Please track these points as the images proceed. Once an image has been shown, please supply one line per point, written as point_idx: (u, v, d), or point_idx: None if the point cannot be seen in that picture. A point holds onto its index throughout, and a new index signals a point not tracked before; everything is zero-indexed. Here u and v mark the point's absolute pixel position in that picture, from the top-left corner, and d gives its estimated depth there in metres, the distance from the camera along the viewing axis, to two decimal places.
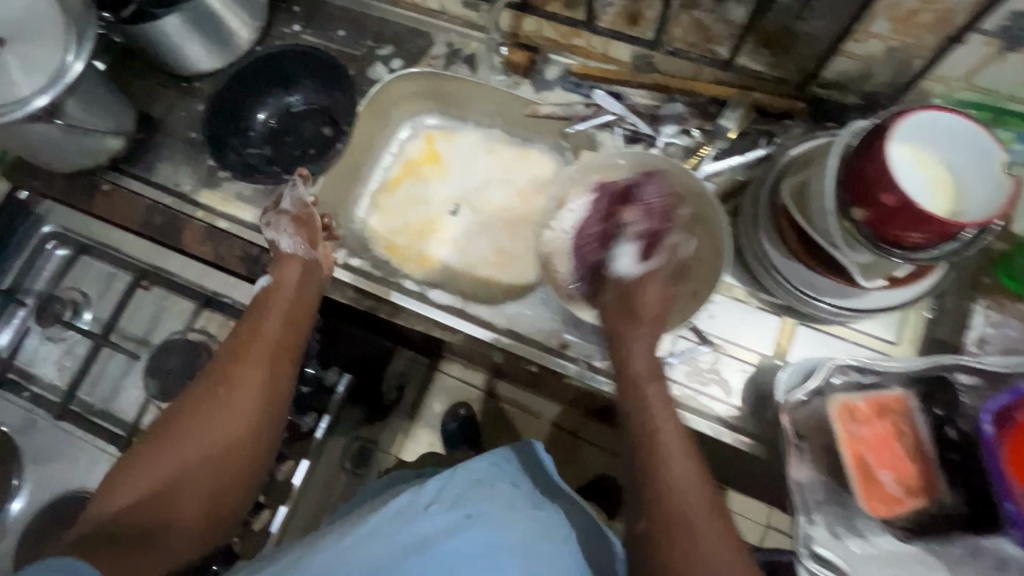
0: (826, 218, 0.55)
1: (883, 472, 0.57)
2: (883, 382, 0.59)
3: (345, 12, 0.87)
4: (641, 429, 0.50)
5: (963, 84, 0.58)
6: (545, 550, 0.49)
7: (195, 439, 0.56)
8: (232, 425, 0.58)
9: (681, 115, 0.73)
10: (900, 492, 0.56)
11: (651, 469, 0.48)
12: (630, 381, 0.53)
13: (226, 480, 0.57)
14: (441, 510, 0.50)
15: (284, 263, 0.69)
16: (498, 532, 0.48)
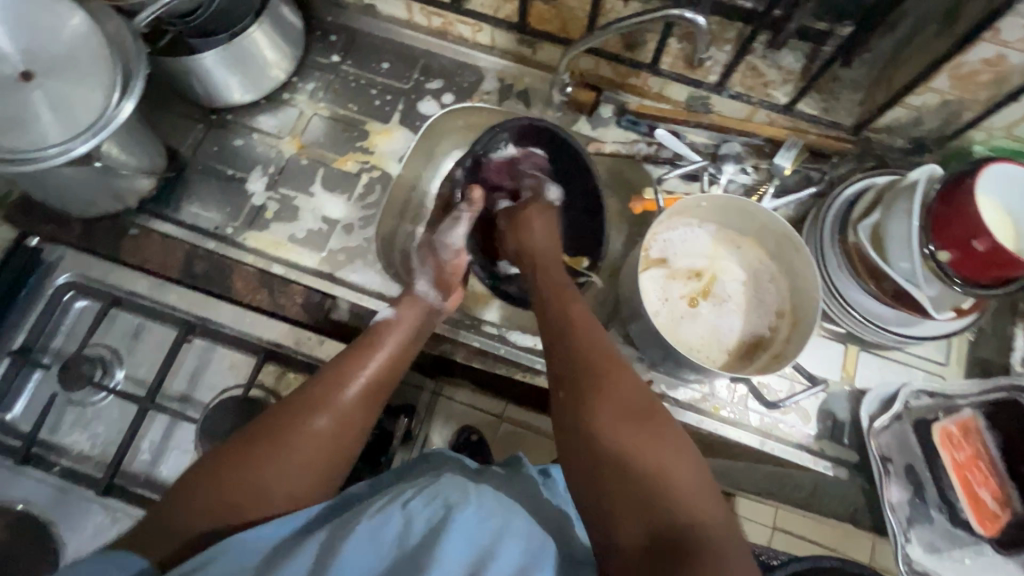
0: (909, 258, 0.60)
1: (979, 490, 0.63)
2: (959, 404, 0.65)
3: (389, 43, 0.85)
4: (608, 443, 0.46)
5: (1002, 133, 0.66)
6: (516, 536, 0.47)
7: (296, 460, 0.50)
8: (324, 443, 0.52)
9: (738, 154, 0.76)
10: (995, 506, 0.63)
11: (601, 384, 0.50)
12: (550, 306, 0.60)
13: (301, 493, 0.51)
14: (421, 505, 0.48)
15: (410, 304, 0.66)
16: (477, 517, 0.47)
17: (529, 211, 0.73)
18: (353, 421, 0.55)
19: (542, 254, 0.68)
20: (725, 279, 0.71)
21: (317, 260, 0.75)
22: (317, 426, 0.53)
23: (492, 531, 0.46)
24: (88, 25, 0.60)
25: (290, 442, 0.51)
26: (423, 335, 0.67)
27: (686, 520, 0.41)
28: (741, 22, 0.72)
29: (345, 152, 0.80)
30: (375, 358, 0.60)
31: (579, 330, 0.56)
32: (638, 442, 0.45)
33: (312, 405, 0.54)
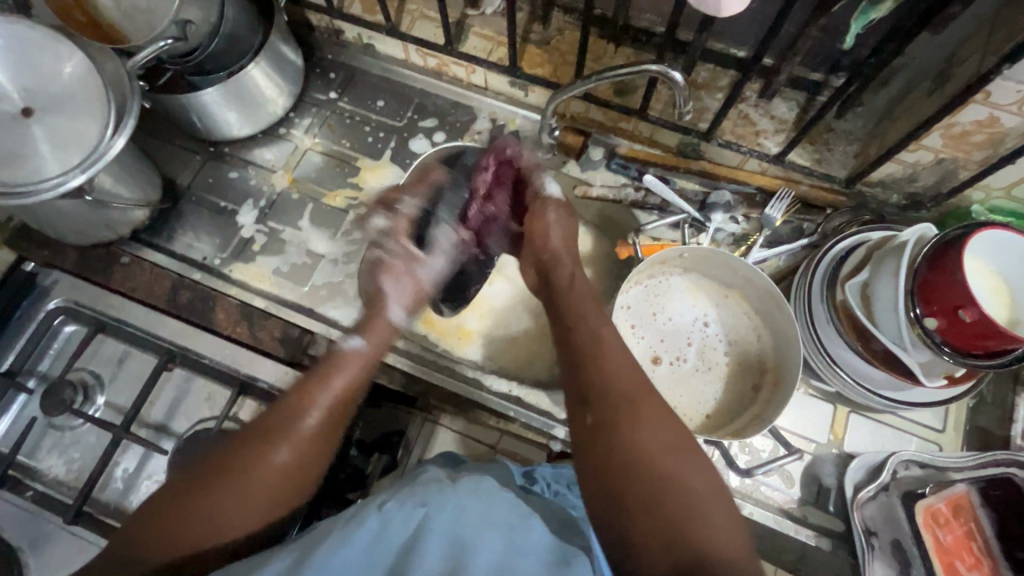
0: (896, 321, 0.58)
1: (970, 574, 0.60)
2: (956, 480, 0.61)
3: (385, 82, 0.86)
4: (643, 449, 0.47)
5: (999, 194, 0.64)
6: (500, 526, 0.46)
7: (237, 488, 0.51)
8: (271, 483, 0.52)
9: (728, 203, 0.74)
10: None
11: (623, 425, 0.49)
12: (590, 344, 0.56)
13: (249, 519, 0.51)
14: (398, 508, 0.46)
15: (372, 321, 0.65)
16: (453, 511, 0.46)
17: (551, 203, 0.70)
18: (304, 450, 0.54)
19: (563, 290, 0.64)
20: (706, 332, 0.70)
21: (303, 295, 0.76)
22: (268, 463, 0.52)
23: (465, 526, 0.45)
24: (87, 68, 0.62)
25: (237, 478, 0.51)
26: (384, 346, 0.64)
27: (713, 549, 0.42)
28: (734, 70, 0.71)
29: (335, 188, 0.81)
30: (329, 382, 0.59)
31: (604, 360, 0.54)
32: (670, 476, 0.46)
33: (268, 441, 0.53)
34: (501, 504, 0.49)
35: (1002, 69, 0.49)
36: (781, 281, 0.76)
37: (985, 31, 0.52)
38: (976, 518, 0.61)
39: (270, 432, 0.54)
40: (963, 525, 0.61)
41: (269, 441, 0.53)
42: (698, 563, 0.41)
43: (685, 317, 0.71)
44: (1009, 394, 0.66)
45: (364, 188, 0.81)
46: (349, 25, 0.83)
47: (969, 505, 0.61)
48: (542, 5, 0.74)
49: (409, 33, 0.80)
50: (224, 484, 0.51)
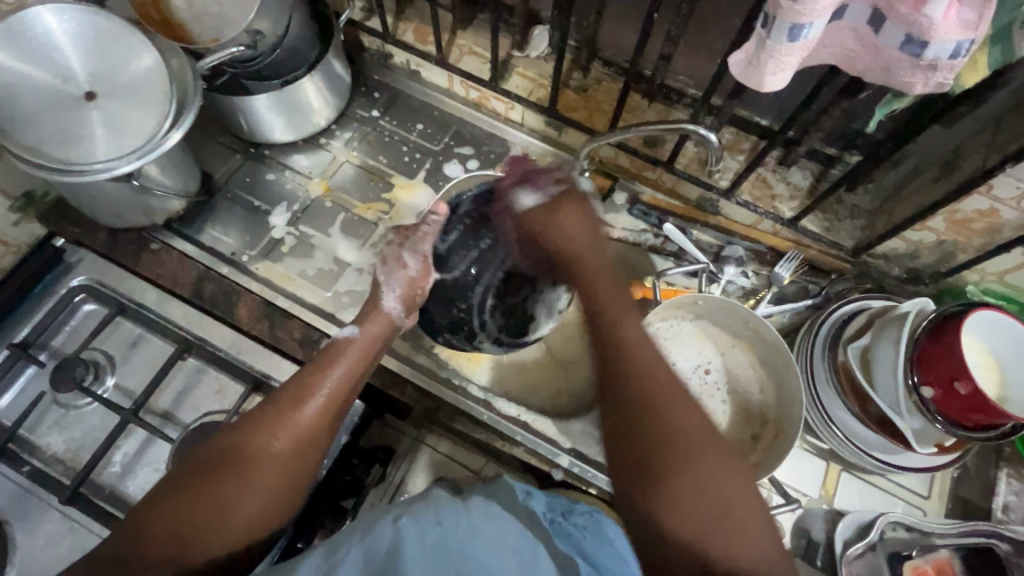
0: (893, 386, 0.62)
1: None
2: (937, 544, 0.64)
3: (426, 107, 0.90)
4: (646, 410, 0.52)
5: (994, 278, 0.68)
6: (514, 554, 0.49)
7: (238, 485, 0.52)
8: (276, 469, 0.54)
9: (741, 257, 0.78)
10: None
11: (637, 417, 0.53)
12: (646, 401, 0.53)
13: (255, 513, 0.52)
14: (412, 523, 0.50)
15: (372, 318, 0.68)
16: (466, 533, 0.50)
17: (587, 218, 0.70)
18: (303, 443, 0.57)
19: (611, 340, 0.58)
20: (712, 378, 0.73)
21: (325, 300, 0.78)
22: (268, 457, 0.55)
23: (482, 547, 0.49)
24: (156, 64, 0.65)
25: (232, 477, 0.52)
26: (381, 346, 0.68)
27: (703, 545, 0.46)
28: (756, 136, 0.77)
29: (367, 201, 0.84)
30: (330, 376, 0.61)
31: (668, 418, 0.52)
32: (677, 472, 0.49)
33: (261, 434, 0.55)
34: (513, 530, 0.52)
35: (1004, 167, 0.55)
36: (785, 336, 0.79)
37: (989, 131, 0.58)
38: None
39: (269, 424, 0.56)
40: None
41: (269, 437, 0.55)
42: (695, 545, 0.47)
43: (692, 359, 0.74)
44: (993, 468, 0.69)
45: (395, 204, 0.84)
46: (399, 51, 0.88)
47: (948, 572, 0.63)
48: (585, 57, 0.80)
49: (456, 65, 0.85)
50: (224, 482, 0.52)
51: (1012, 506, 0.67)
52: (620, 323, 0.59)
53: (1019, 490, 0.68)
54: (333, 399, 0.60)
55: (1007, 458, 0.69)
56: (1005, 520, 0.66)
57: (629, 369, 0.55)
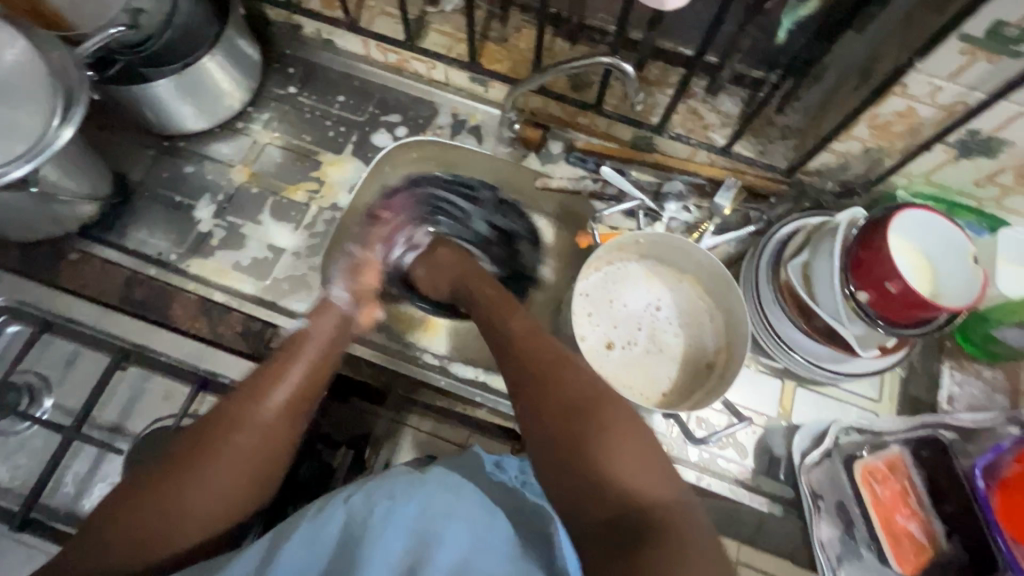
0: (831, 296, 0.63)
1: (908, 527, 0.63)
2: (885, 441, 0.67)
3: (345, 78, 0.86)
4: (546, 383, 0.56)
5: (921, 179, 0.69)
6: (468, 524, 0.49)
7: (215, 475, 0.51)
8: (250, 460, 0.53)
9: (681, 192, 0.78)
10: (922, 542, 0.63)
11: (541, 385, 0.56)
12: (542, 375, 0.56)
13: (233, 502, 0.52)
14: (364, 498, 0.49)
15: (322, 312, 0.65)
16: (420, 503, 0.49)
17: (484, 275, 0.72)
18: (278, 432, 0.55)
19: (520, 360, 0.58)
20: (663, 315, 0.74)
21: (264, 289, 0.75)
22: (238, 452, 0.53)
23: (433, 519, 0.48)
24: (35, 59, 0.60)
25: (210, 467, 0.51)
26: (342, 342, 0.65)
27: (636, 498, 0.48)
28: (681, 68, 0.76)
29: (296, 182, 0.81)
30: (298, 369, 0.59)
31: (551, 391, 0.55)
32: (590, 439, 0.51)
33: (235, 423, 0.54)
34: (470, 498, 0.51)
35: (914, 63, 0.55)
36: (732, 265, 0.80)
37: (899, 30, 0.58)
38: (902, 483, 0.65)
39: (244, 413, 0.55)
40: (894, 481, 0.65)
41: (243, 427, 0.54)
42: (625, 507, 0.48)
43: (642, 299, 0.74)
44: (937, 363, 0.71)
45: (325, 181, 0.81)
46: (308, 20, 0.83)
47: (897, 466, 0.66)
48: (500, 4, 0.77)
49: (369, 28, 0.81)
50: (198, 471, 0.51)
51: (956, 397, 0.70)
52: (506, 322, 0.63)
53: (960, 380, 0.70)
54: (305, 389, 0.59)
55: (949, 352, 0.71)
56: (951, 411, 0.69)
57: (538, 371, 0.57)
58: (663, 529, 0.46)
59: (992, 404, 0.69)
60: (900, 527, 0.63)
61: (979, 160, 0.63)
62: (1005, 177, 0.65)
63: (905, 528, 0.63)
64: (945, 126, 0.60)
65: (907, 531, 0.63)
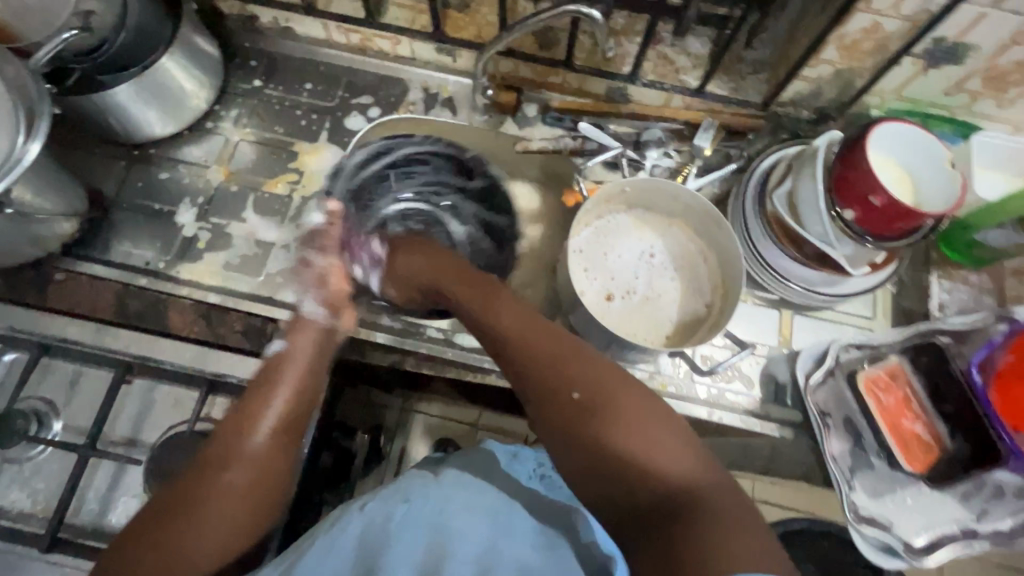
0: (819, 221, 0.64)
1: (916, 428, 0.66)
2: (882, 353, 0.69)
3: (311, 64, 0.85)
4: (554, 374, 0.56)
5: (893, 96, 0.70)
6: (483, 514, 0.52)
7: (205, 522, 0.50)
8: (240, 501, 0.53)
9: (660, 138, 0.78)
10: (931, 440, 0.66)
11: (546, 372, 0.57)
12: (542, 362, 0.57)
13: (228, 544, 0.51)
14: (379, 504, 0.53)
15: (300, 330, 0.65)
16: (435, 502, 0.52)
17: (466, 270, 0.70)
18: (265, 467, 0.55)
19: (507, 349, 0.60)
20: (657, 261, 0.75)
21: (258, 285, 0.74)
22: (225, 490, 0.52)
23: (451, 517, 0.51)
24: None
25: (199, 515, 0.50)
26: (327, 355, 0.65)
27: (671, 481, 0.49)
28: None
29: (275, 175, 0.80)
30: (279, 396, 0.59)
31: (559, 371, 0.56)
32: (613, 429, 0.52)
33: (219, 466, 0.53)
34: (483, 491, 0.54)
35: None
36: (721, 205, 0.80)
37: None
38: (905, 390, 0.67)
39: (224, 457, 0.54)
40: (896, 388, 0.67)
41: (225, 471, 0.53)
42: (658, 496, 0.49)
43: (635, 248, 0.75)
44: (925, 274, 0.73)
45: (305, 170, 0.80)
46: (264, 10, 0.81)
47: (896, 374, 0.68)
48: None
49: (328, 9, 0.80)
50: (186, 522, 0.50)
51: (946, 303, 0.72)
52: (491, 298, 0.64)
53: (948, 287, 0.72)
54: (285, 419, 0.58)
55: (935, 262, 0.73)
56: (943, 317, 0.72)
57: (539, 355, 0.58)
58: (702, 508, 0.46)
59: (981, 306, 0.72)
60: (909, 429, 0.66)
61: (946, 68, 0.65)
62: (973, 83, 0.66)
63: (914, 431, 0.66)
64: (911, 38, 0.61)
65: (917, 431, 0.66)
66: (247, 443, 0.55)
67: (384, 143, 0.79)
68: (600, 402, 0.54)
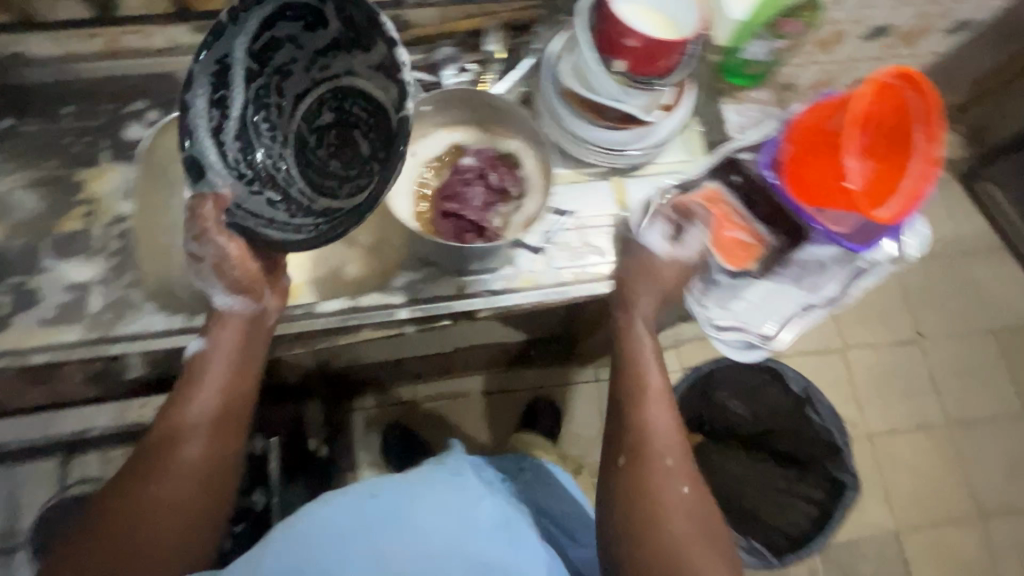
0: (603, 79, 0.67)
1: (733, 236, 0.74)
2: (693, 183, 0.75)
3: (63, 85, 0.76)
4: (642, 432, 0.63)
5: None
6: (449, 513, 0.63)
7: (158, 505, 0.56)
8: (190, 487, 0.58)
9: (451, 56, 0.80)
10: (748, 241, 0.74)
11: (647, 464, 0.61)
12: (643, 444, 0.62)
13: (183, 524, 0.57)
14: (350, 499, 0.63)
15: (224, 326, 0.65)
16: (402, 499, 0.63)
17: (644, 395, 0.65)
18: (208, 456, 0.60)
19: (626, 393, 0.65)
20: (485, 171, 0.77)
21: (87, 329, 0.68)
22: (173, 478, 0.58)
23: (411, 515, 0.62)
24: None
25: (150, 501, 0.56)
26: (261, 342, 0.67)
27: (681, 553, 0.56)
28: None
29: (66, 212, 0.74)
30: (209, 397, 0.62)
31: (647, 465, 0.61)
32: (670, 515, 0.58)
33: (167, 457, 0.59)
34: (444, 485, 0.67)
35: None
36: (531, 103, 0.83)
37: None
38: (719, 207, 0.74)
39: (169, 451, 0.59)
40: (711, 210, 0.73)
41: (173, 460, 0.58)
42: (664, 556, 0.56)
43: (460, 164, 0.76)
44: (719, 105, 0.80)
45: (97, 197, 0.75)
46: None
47: (710, 198, 0.74)
48: None
49: None
50: (139, 507, 0.56)
51: (743, 124, 0.79)
52: (638, 408, 0.64)
53: (740, 110, 0.80)
54: (219, 413, 0.62)
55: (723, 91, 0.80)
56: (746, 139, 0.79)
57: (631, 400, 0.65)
58: None
59: (770, 116, 0.80)
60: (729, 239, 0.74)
61: None
62: None
63: (733, 240, 0.74)
64: None
65: (737, 238, 0.74)
66: (188, 435, 0.60)
67: (220, 51, 0.60)
68: (696, 513, 0.59)
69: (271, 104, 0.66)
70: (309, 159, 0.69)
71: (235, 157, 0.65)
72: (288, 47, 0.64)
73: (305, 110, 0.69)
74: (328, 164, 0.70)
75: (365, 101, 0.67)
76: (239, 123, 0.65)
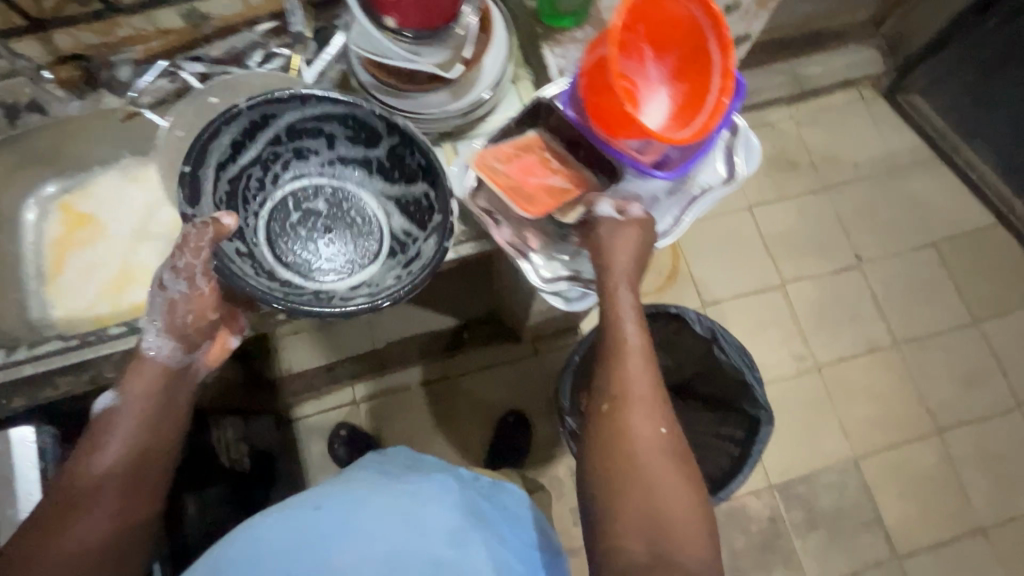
0: (385, 44, 0.68)
1: (551, 181, 0.69)
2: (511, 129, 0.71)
3: None
4: (622, 388, 0.62)
5: None
6: (396, 520, 0.68)
7: (62, 553, 0.58)
8: (98, 535, 0.60)
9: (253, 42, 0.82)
10: (568, 185, 0.69)
11: (621, 422, 0.61)
12: (634, 404, 0.61)
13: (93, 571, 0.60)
14: (309, 506, 0.70)
15: (140, 371, 0.64)
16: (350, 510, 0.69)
17: (625, 352, 0.63)
18: (117, 505, 0.61)
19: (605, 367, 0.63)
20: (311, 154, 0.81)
21: None
22: (77, 527, 0.59)
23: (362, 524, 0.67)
24: None
25: (52, 551, 0.58)
26: (177, 389, 0.68)
27: (657, 515, 0.57)
28: None
29: None
30: (121, 449, 0.62)
31: (626, 423, 0.60)
32: (651, 471, 0.59)
33: (79, 503, 0.60)
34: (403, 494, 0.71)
35: None
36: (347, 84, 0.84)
37: None
38: (535, 153, 0.70)
39: (79, 502, 0.60)
40: (523, 155, 0.69)
41: (84, 512, 0.60)
42: (648, 514, 0.58)
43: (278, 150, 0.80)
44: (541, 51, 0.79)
45: None
46: None
47: (524, 145, 0.70)
48: None
49: None
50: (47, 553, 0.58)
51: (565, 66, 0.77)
52: (615, 370, 0.62)
53: (563, 53, 0.78)
54: (130, 465, 0.62)
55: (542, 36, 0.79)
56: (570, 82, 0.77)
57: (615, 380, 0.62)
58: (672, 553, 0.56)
59: None
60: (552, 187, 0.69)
61: None
62: None
63: (553, 186, 0.69)
64: None
65: (558, 183, 0.69)
66: (94, 487, 0.60)
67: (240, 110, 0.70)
68: (676, 463, 0.60)
69: (261, 167, 0.78)
70: (277, 228, 0.80)
71: (221, 196, 0.73)
72: (317, 139, 0.79)
73: (291, 191, 0.82)
74: (300, 240, 0.80)
75: (362, 206, 0.83)
76: (241, 166, 0.75)
